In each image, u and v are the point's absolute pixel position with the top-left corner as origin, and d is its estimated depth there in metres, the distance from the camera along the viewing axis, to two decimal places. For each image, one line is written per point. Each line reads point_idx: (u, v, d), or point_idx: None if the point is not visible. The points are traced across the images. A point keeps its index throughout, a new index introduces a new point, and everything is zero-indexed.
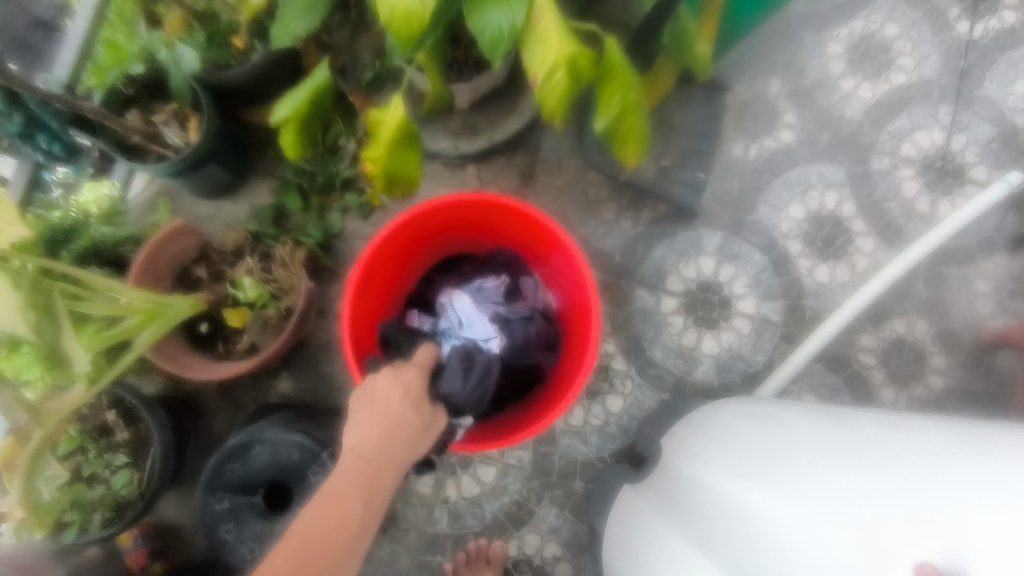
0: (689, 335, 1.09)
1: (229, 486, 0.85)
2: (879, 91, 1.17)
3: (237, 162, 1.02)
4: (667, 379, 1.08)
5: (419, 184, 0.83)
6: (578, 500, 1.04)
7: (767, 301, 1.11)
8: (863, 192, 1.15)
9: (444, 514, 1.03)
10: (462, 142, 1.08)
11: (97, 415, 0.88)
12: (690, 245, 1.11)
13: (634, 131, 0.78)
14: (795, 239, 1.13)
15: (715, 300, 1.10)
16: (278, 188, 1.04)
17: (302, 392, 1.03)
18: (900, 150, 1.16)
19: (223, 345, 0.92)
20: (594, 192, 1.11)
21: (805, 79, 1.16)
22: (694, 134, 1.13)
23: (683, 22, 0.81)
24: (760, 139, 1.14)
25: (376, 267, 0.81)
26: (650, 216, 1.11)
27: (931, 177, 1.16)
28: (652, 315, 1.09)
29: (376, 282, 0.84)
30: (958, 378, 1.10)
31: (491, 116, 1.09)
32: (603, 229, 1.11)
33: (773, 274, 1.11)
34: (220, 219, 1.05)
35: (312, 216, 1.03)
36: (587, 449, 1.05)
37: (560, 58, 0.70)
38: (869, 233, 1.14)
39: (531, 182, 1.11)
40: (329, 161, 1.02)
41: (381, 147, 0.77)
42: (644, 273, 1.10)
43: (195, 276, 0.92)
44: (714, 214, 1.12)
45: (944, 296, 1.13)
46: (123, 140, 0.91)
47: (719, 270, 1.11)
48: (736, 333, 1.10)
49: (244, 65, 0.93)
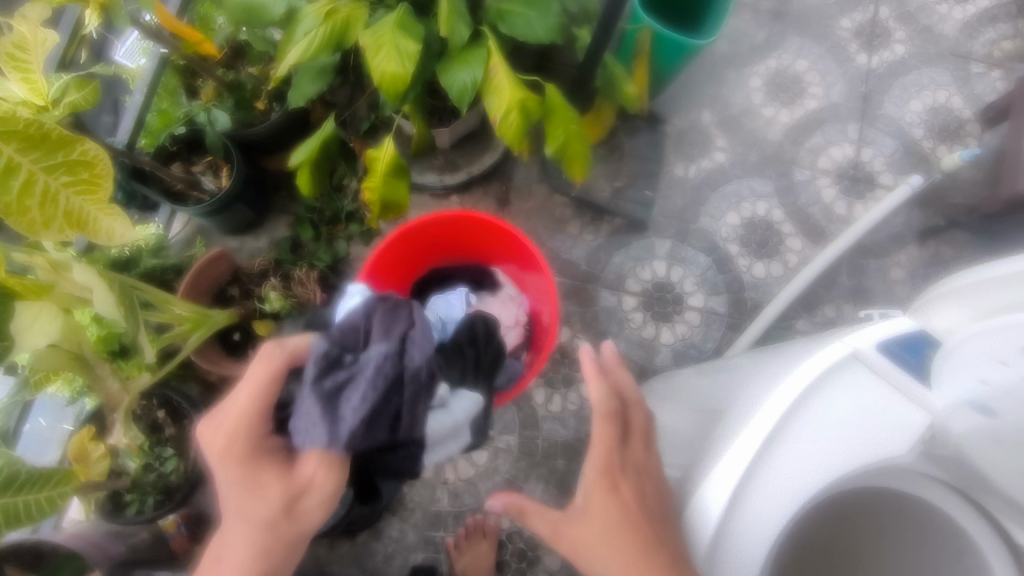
0: (648, 328, 1.27)
1: None
2: (795, 115, 1.39)
3: (260, 202, 1.24)
4: (631, 366, 1.25)
5: (408, 208, 1.02)
6: (561, 475, 1.20)
7: (713, 296, 1.29)
8: (789, 200, 1.35)
9: (445, 494, 1.19)
10: (446, 176, 1.29)
11: (149, 413, 1.05)
12: (644, 252, 1.31)
13: (577, 155, 0.98)
14: (733, 243, 1.32)
15: (668, 298, 1.29)
16: (293, 222, 1.25)
17: None
18: (818, 163, 1.37)
19: (253, 351, 1.09)
20: (559, 211, 1.32)
21: (731, 109, 1.38)
22: (641, 159, 1.34)
23: (610, 69, 1.03)
24: (697, 160, 1.36)
25: (380, 276, 0.99)
26: (608, 229, 1.31)
27: (846, 184, 1.36)
28: (615, 312, 1.27)
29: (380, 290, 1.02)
30: None
31: (469, 154, 1.30)
32: (569, 242, 1.31)
33: (716, 273, 1.31)
34: (246, 250, 1.27)
35: (321, 244, 1.23)
36: (565, 431, 1.22)
37: (511, 102, 0.91)
38: (796, 234, 1.33)
39: (506, 207, 1.32)
40: (335, 199, 1.24)
41: (377, 179, 0.97)
42: (606, 278, 1.29)
43: (229, 295, 1.11)
44: (662, 225, 1.32)
45: (865, 283, 1.31)
46: (168, 188, 1.12)
47: (670, 271, 1.30)
48: (688, 324, 1.28)
49: (265, 123, 1.15)
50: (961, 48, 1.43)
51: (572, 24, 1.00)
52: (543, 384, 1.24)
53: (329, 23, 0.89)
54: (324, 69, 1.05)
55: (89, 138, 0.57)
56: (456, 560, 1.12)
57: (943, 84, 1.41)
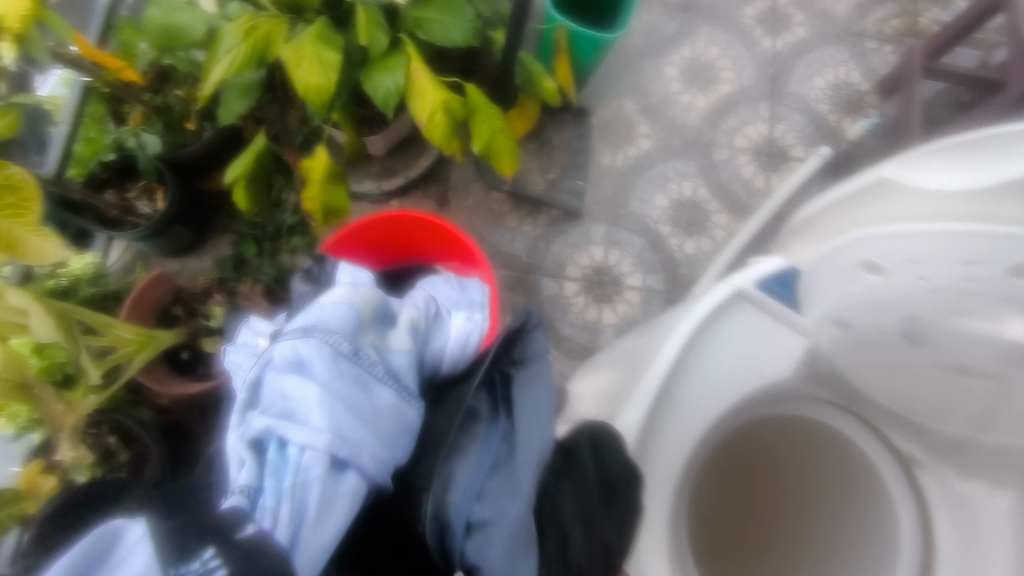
0: (592, 311, 1.33)
1: None
2: (711, 99, 1.48)
3: (199, 223, 1.25)
4: (578, 348, 1.30)
5: (350, 213, 1.05)
6: None
7: (651, 275, 1.36)
8: (712, 178, 1.43)
9: None
10: (384, 182, 1.33)
11: (100, 440, 1.06)
12: (581, 238, 1.37)
13: (504, 150, 1.03)
14: (664, 223, 1.39)
15: (608, 280, 1.35)
16: (236, 240, 1.27)
17: None
18: (736, 143, 1.46)
19: (203, 368, 1.10)
20: (497, 206, 1.37)
21: (651, 98, 1.46)
22: (571, 151, 1.40)
23: (527, 66, 1.09)
24: (624, 148, 1.43)
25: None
26: (545, 220, 1.37)
27: (763, 159, 1.45)
28: (559, 299, 1.33)
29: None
30: None
31: (405, 159, 1.34)
32: (509, 235, 1.36)
33: (652, 253, 1.37)
34: (188, 271, 1.27)
35: (265, 259, 1.25)
36: None
37: (434, 104, 0.95)
38: (722, 210, 1.42)
39: (446, 206, 1.36)
40: (275, 213, 1.27)
41: (315, 186, 0.99)
42: (547, 267, 1.34)
43: (173, 315, 1.12)
44: (596, 212, 1.39)
45: None
46: (102, 215, 1.12)
47: (607, 255, 1.36)
48: (629, 303, 1.34)
49: (197, 143, 1.16)
50: (855, 27, 1.54)
51: (487, 27, 1.05)
52: None
53: (250, 40, 0.92)
54: (250, 86, 1.08)
55: (14, 162, 0.59)
56: None
57: (842, 61, 1.53)
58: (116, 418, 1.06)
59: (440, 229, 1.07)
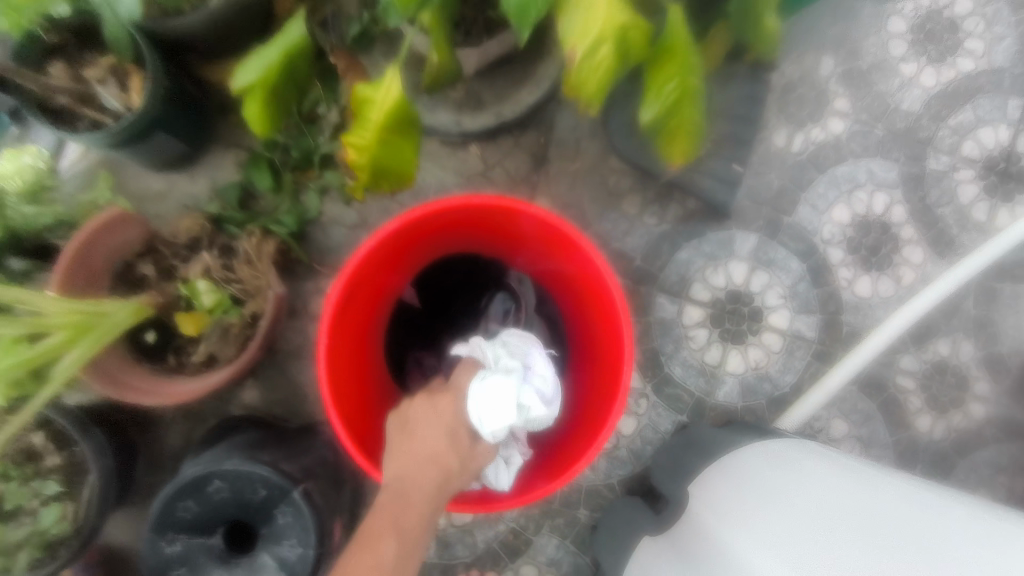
0: (714, 351, 0.97)
1: (182, 526, 0.72)
2: (943, 79, 1.03)
3: (194, 132, 0.86)
4: (685, 399, 0.96)
5: (415, 178, 0.67)
6: (581, 531, 0.94)
7: (802, 316, 0.99)
8: (916, 195, 1.02)
9: (431, 542, 0.93)
10: (466, 117, 0.91)
11: (21, 436, 0.74)
12: (721, 247, 0.98)
13: (686, 124, 0.62)
14: (837, 245, 1.00)
15: (744, 312, 0.98)
16: (245, 163, 0.89)
17: (271, 403, 0.90)
18: (960, 150, 1.03)
19: (175, 357, 0.77)
20: (615, 180, 0.96)
21: (861, 61, 1.02)
22: (734, 118, 0.98)
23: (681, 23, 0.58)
24: (806, 127, 1.00)
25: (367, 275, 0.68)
26: (677, 212, 0.97)
27: (991, 180, 1.03)
28: (672, 327, 0.96)
29: (361, 303, 0.70)
30: (1001, 406, 1.01)
31: (500, 87, 0.91)
32: (624, 225, 0.96)
33: (810, 285, 0.99)
34: (173, 198, 0.89)
35: (284, 198, 0.89)
36: (593, 475, 0.94)
37: (607, 29, 0.54)
38: (919, 242, 1.01)
39: (544, 168, 0.95)
40: (306, 134, 0.87)
41: (368, 133, 0.62)
42: (667, 279, 0.97)
43: (140, 274, 0.76)
44: (749, 213, 0.99)
45: (992, 316, 1.02)
46: (45, 102, 0.74)
47: (751, 278, 0.98)
48: (765, 350, 0.98)
49: (197, 11, 0.75)
50: None
51: None
52: None
53: None
54: None
55: None
56: None
57: None
58: (44, 411, 0.73)
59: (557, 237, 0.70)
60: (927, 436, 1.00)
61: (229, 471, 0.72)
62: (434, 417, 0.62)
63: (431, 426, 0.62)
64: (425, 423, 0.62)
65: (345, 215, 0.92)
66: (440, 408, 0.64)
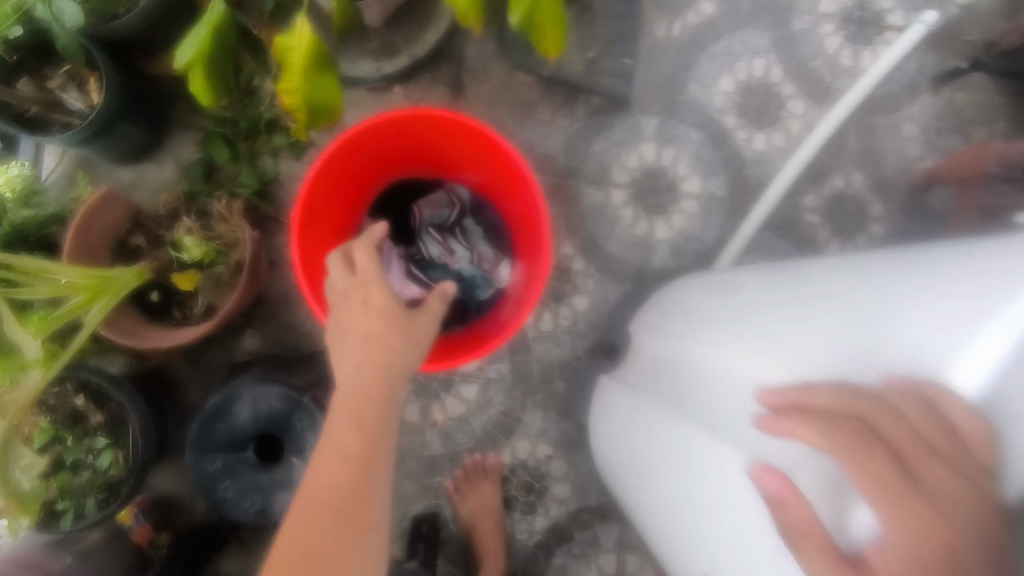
0: (641, 225, 1.11)
1: (218, 445, 0.84)
2: None
3: (152, 121, 0.97)
4: (626, 270, 1.10)
5: (343, 110, 0.77)
6: (561, 399, 1.08)
7: (711, 179, 1.13)
8: (789, 55, 1.15)
9: (435, 436, 1.07)
10: (384, 63, 1.03)
11: (65, 402, 0.87)
12: (630, 133, 1.11)
13: (551, 20, 0.75)
14: (730, 112, 1.14)
15: (661, 186, 1.12)
16: (200, 141, 1.00)
17: (271, 345, 1.02)
18: (819, 7, 1.16)
19: (180, 311, 0.89)
20: (526, 94, 1.09)
21: None
22: (616, 18, 1.10)
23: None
24: (681, 15, 1.13)
25: (324, 196, 0.80)
26: (585, 110, 1.10)
27: (851, 29, 1.17)
28: (603, 211, 1.10)
29: (323, 224, 0.82)
30: (897, 220, 1.17)
31: (407, 31, 1.04)
32: (542, 130, 1.09)
33: (713, 151, 1.13)
34: (146, 184, 1.01)
35: (242, 164, 0.99)
36: (561, 351, 1.09)
37: None
38: (798, 95, 1.15)
39: (462, 96, 1.08)
40: (248, 104, 0.98)
41: (294, 76, 0.71)
42: (589, 170, 1.10)
43: (133, 246, 0.89)
44: (648, 100, 1.12)
45: (875, 145, 1.17)
46: (20, 114, 0.86)
47: (661, 155, 1.12)
48: (685, 214, 1.12)
49: (134, 11, 0.85)
50: None
51: None
52: None
53: None
54: None
55: None
56: (459, 505, 1.04)
57: None
58: (78, 376, 0.85)
59: (478, 141, 0.83)
60: None
61: (256, 389, 0.85)
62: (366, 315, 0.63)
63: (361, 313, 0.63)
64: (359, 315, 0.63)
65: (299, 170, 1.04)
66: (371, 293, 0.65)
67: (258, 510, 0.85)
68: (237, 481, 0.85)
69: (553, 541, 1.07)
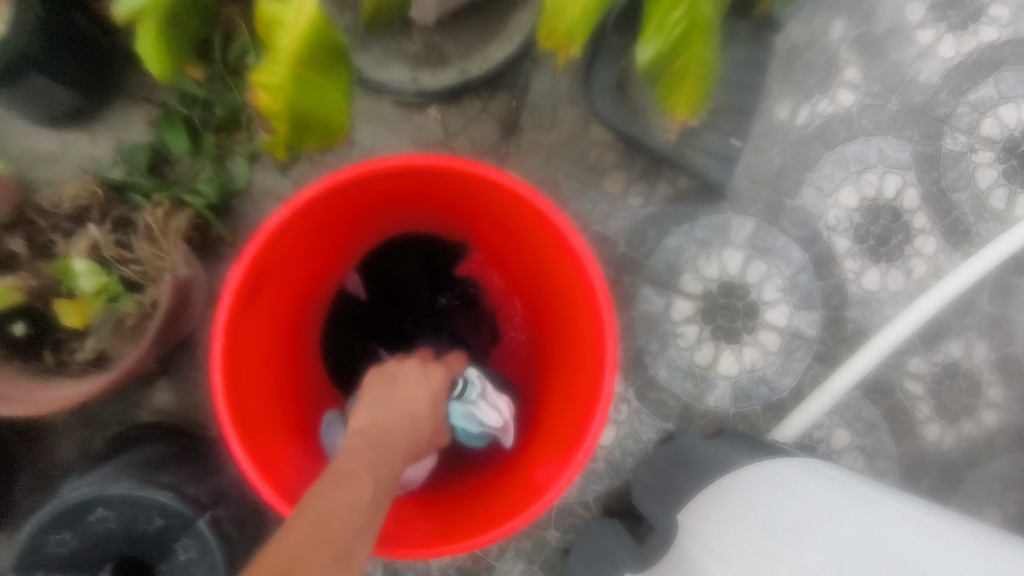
0: (704, 351, 0.85)
1: (52, 566, 0.58)
2: (964, 49, 0.92)
3: (89, 80, 0.70)
4: (671, 405, 0.84)
5: (346, 132, 0.55)
6: (551, 555, 0.82)
7: (803, 312, 0.88)
8: (930, 178, 0.91)
9: (378, 569, 0.80)
10: (424, 74, 0.77)
11: None
12: (715, 233, 0.86)
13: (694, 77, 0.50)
14: (843, 233, 0.89)
15: (739, 307, 0.86)
16: (155, 119, 0.74)
17: (186, 407, 0.75)
18: (979, 129, 0.92)
19: (53, 354, 0.62)
20: (596, 154, 0.84)
21: (873, 25, 0.90)
22: (732, 86, 0.85)
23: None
24: (812, 99, 0.88)
25: (285, 251, 0.54)
26: (666, 191, 0.85)
27: (1012, 165, 0.92)
28: (659, 323, 0.84)
29: (279, 288, 0.56)
30: (1015, 413, 0.92)
31: (463, 40, 0.77)
32: (607, 204, 0.84)
33: (813, 277, 0.88)
34: (68, 161, 0.75)
35: (203, 163, 0.74)
36: (566, 491, 0.82)
37: None
38: (932, 231, 0.91)
39: (515, 137, 0.82)
40: (230, 87, 0.72)
41: (281, 68, 0.46)
42: (654, 267, 0.84)
43: (6, 251, 0.62)
44: (747, 195, 0.87)
45: (1009, 314, 0.92)
46: None
47: (747, 268, 0.87)
48: (761, 350, 0.86)
49: None
50: None
51: None
52: None
53: None
54: None
55: None
56: None
57: None
58: None
59: (522, 210, 0.57)
60: (937, 448, 0.90)
61: (111, 495, 0.58)
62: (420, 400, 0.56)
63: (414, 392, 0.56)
64: (416, 382, 0.57)
65: (280, 185, 0.77)
66: (431, 381, 0.59)
67: None
68: None
69: None
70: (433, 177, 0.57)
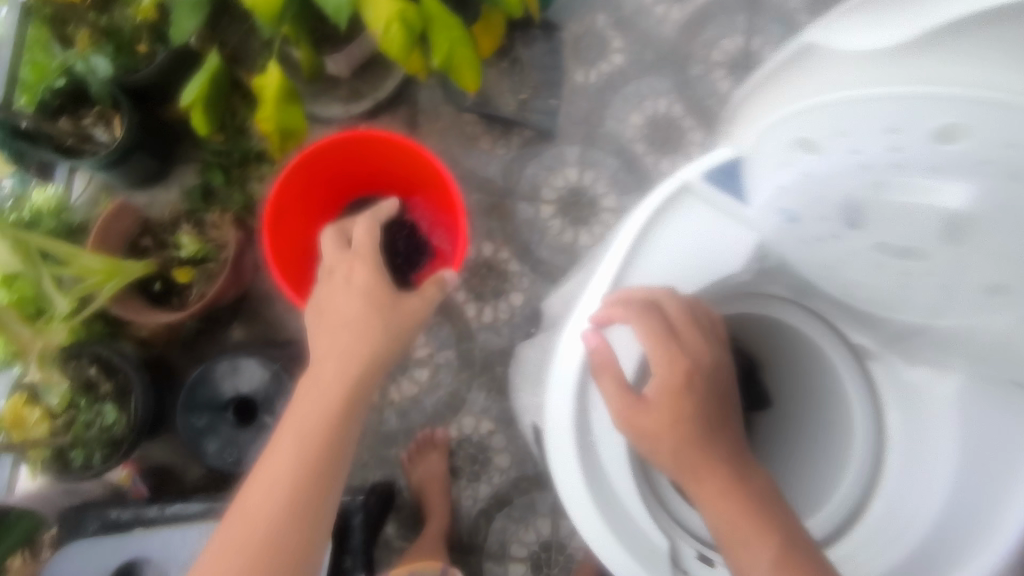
0: (568, 234, 1.32)
1: (203, 405, 1.04)
2: (686, 11, 1.41)
3: (163, 152, 1.20)
4: (555, 272, 1.30)
5: (306, 134, 1.00)
6: (501, 382, 1.26)
7: (626, 196, 1.34)
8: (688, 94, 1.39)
9: (392, 414, 1.24)
10: (352, 106, 1.27)
11: (81, 373, 1.06)
12: (556, 159, 1.34)
13: (467, 62, 0.99)
14: (640, 141, 1.37)
15: (584, 202, 1.33)
16: (200, 169, 1.22)
17: (254, 335, 1.22)
18: (712, 56, 1.40)
19: (178, 299, 1.09)
20: (469, 129, 1.33)
21: (624, 11, 1.40)
22: (543, 69, 1.35)
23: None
24: (597, 64, 1.37)
25: (286, 208, 1.02)
26: (519, 141, 1.34)
27: (741, 73, 1.40)
28: (534, 223, 1.32)
29: (289, 227, 1.03)
30: None
31: (371, 80, 1.28)
32: (483, 157, 1.33)
33: (627, 172, 1.35)
34: (157, 204, 1.23)
35: (234, 186, 1.21)
36: (500, 339, 1.28)
37: (390, 14, 0.88)
38: (699, 126, 1.38)
39: (416, 131, 1.32)
40: (241, 138, 1.20)
41: (268, 108, 0.94)
42: (522, 189, 1.32)
43: (142, 246, 1.10)
44: (571, 132, 1.35)
45: None
46: (59, 145, 1.07)
47: (583, 176, 1.34)
48: (605, 225, 1.33)
49: (150, 67, 1.10)
50: None
51: None
52: (473, 299, 1.29)
53: None
54: None
55: None
56: (411, 472, 1.20)
57: None
58: (95, 350, 1.04)
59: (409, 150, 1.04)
60: None
61: (235, 358, 1.06)
62: (320, 393, 0.79)
63: (346, 310, 0.86)
64: (343, 297, 0.87)
65: None
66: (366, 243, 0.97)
67: (236, 459, 1.03)
68: (218, 436, 1.04)
69: (494, 506, 1.23)
70: (361, 147, 1.05)
